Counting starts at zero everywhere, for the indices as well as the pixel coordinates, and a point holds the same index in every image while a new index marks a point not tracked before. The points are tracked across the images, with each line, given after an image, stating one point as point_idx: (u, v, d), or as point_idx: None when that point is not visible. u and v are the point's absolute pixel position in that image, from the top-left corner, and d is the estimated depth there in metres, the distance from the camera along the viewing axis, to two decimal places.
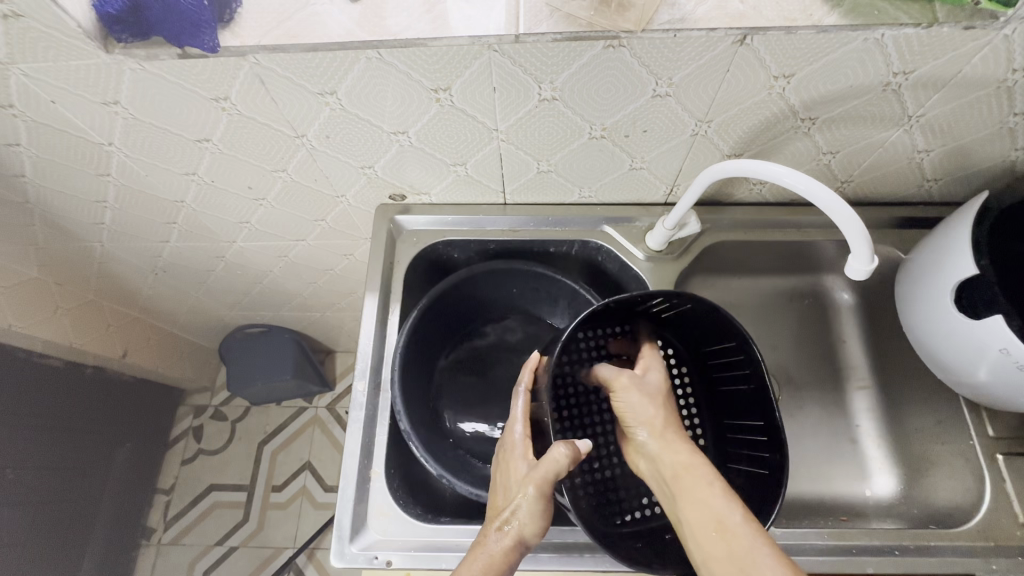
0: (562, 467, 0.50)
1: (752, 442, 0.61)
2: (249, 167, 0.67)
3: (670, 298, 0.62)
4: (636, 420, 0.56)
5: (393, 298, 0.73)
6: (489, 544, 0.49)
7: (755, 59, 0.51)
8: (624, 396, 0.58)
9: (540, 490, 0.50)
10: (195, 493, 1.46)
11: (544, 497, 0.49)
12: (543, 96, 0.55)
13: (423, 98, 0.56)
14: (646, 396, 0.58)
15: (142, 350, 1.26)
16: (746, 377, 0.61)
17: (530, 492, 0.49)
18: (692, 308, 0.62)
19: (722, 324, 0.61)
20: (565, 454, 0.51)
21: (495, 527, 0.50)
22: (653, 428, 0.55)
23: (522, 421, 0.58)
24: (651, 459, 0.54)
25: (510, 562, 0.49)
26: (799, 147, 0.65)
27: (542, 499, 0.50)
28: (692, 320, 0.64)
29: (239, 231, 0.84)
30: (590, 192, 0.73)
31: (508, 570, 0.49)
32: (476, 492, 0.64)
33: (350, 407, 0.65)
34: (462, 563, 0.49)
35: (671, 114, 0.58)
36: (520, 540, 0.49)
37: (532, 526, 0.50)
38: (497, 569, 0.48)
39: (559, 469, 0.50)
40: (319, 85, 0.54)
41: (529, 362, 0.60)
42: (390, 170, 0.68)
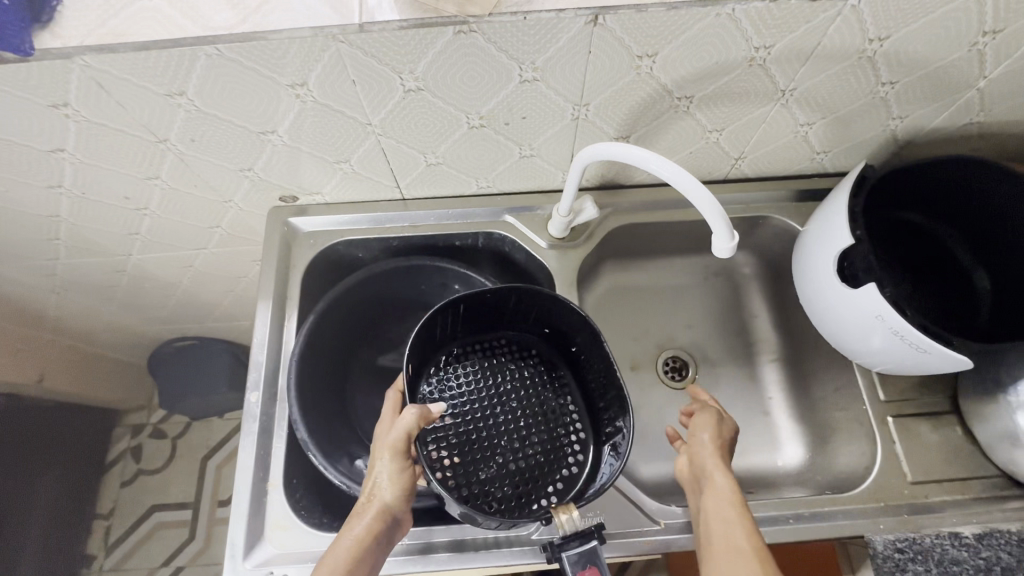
0: (410, 424, 0.55)
1: (616, 413, 0.62)
2: (117, 176, 0.63)
3: (515, 293, 0.64)
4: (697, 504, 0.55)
5: (289, 303, 0.70)
6: (354, 525, 0.52)
7: (613, 40, 0.50)
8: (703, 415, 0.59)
9: (394, 454, 0.55)
10: (138, 514, 1.41)
11: (397, 457, 0.55)
12: (407, 87, 0.53)
13: (283, 96, 0.53)
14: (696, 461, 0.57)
15: (61, 374, 1.20)
16: (591, 352, 0.64)
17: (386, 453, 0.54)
18: (535, 300, 0.65)
19: (564, 308, 0.64)
20: (413, 413, 0.55)
21: (360, 506, 0.54)
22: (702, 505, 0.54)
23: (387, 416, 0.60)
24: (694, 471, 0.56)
25: (377, 535, 0.53)
26: (684, 126, 0.64)
27: (397, 458, 0.55)
28: (540, 314, 0.67)
29: (132, 243, 0.80)
30: (487, 183, 0.72)
31: (375, 545, 0.52)
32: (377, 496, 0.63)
33: (243, 419, 0.63)
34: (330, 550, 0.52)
35: (545, 98, 0.57)
36: (384, 510, 0.54)
37: (393, 493, 0.54)
38: (363, 546, 0.51)
39: (410, 428, 0.55)
40: (164, 86, 0.51)
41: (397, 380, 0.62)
42: (272, 171, 0.66)
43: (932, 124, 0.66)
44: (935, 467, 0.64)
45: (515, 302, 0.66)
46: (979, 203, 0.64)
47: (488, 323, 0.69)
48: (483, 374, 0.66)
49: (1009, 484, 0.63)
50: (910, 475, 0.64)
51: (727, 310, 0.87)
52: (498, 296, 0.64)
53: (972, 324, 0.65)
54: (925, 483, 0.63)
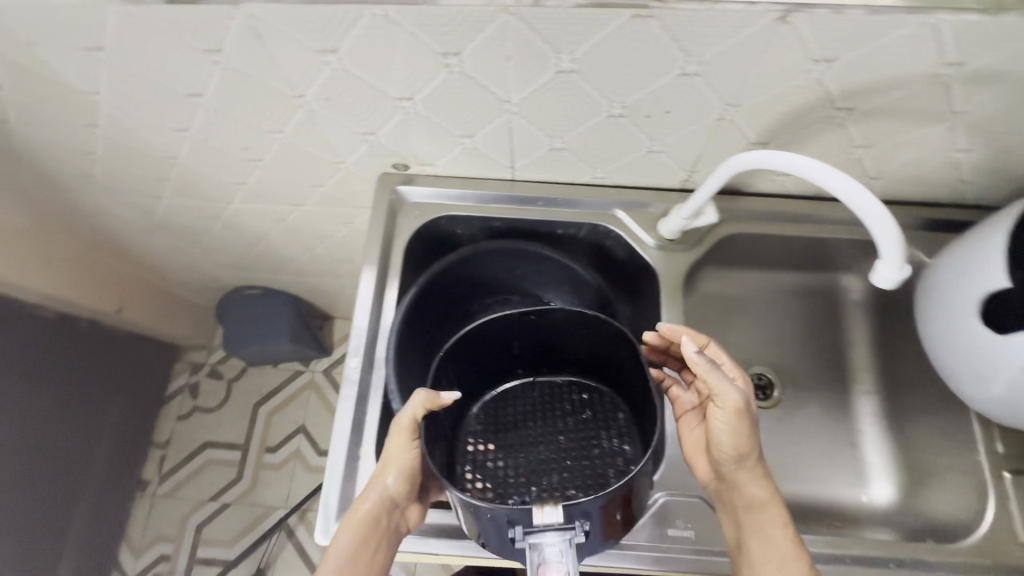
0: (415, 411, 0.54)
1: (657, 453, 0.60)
2: (243, 126, 0.63)
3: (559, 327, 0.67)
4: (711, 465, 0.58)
5: (391, 273, 0.70)
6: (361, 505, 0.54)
7: (795, 40, 0.47)
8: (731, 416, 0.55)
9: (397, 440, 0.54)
10: (190, 449, 1.47)
11: (402, 439, 0.54)
12: (561, 67, 0.51)
13: (432, 64, 0.51)
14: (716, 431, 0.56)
15: (139, 304, 1.25)
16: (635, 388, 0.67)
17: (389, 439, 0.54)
18: (579, 335, 0.67)
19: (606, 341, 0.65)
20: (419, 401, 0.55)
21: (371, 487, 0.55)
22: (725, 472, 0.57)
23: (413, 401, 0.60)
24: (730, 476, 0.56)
25: (376, 518, 0.53)
26: (832, 139, 0.60)
27: (404, 442, 0.54)
28: (594, 353, 0.69)
29: (235, 191, 0.80)
30: (603, 173, 0.69)
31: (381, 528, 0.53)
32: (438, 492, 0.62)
33: (342, 383, 0.63)
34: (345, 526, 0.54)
35: (698, 94, 0.54)
36: (385, 495, 0.54)
37: (398, 481, 0.54)
38: (370, 527, 0.53)
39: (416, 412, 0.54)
40: (318, 42, 0.50)
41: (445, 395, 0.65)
42: (393, 137, 0.64)
43: None
44: None
45: (564, 337, 0.68)
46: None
47: (553, 361, 0.72)
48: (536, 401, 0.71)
49: None
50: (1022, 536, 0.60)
51: (823, 333, 0.83)
52: (541, 323, 0.67)
53: None
54: None
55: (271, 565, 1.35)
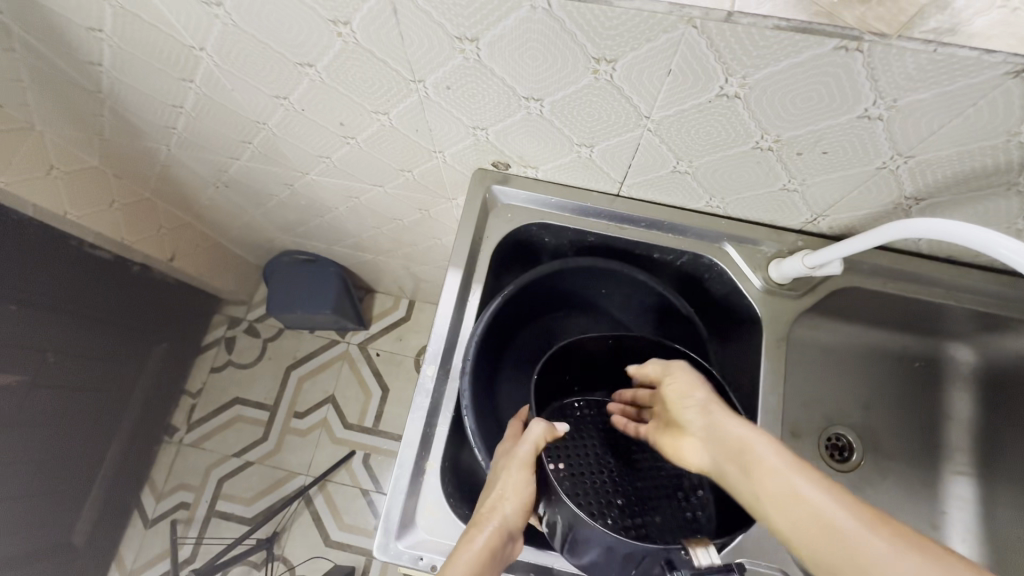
0: (540, 437, 0.53)
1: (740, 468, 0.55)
2: (346, 103, 0.59)
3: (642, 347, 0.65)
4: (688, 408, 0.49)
5: (475, 278, 0.65)
6: (473, 537, 0.49)
7: (1017, 97, 0.40)
8: (681, 381, 0.52)
9: (521, 465, 0.52)
10: (220, 402, 1.48)
11: (525, 468, 0.52)
12: (724, 91, 0.45)
13: (579, 67, 0.46)
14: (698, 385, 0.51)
15: (190, 258, 1.24)
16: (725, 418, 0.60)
17: (515, 463, 0.52)
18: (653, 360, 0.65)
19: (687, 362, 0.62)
20: (541, 426, 0.54)
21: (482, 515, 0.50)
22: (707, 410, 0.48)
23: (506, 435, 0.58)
24: (713, 439, 0.45)
25: (493, 554, 0.48)
26: (1000, 205, 0.53)
27: (525, 471, 0.52)
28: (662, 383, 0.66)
29: (316, 165, 0.77)
30: (719, 203, 0.63)
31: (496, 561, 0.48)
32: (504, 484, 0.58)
33: (415, 391, 0.60)
34: (451, 561, 0.48)
35: (870, 140, 0.47)
36: (504, 526, 0.50)
37: (516, 510, 0.51)
38: (487, 559, 0.48)
39: (538, 441, 0.53)
40: (459, 28, 0.44)
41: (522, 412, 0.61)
42: (504, 135, 0.59)
43: None
44: None
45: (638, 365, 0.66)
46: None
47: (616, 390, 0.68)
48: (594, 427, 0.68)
49: None
50: None
51: (916, 401, 0.77)
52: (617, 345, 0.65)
53: None
54: None
55: (286, 530, 1.35)
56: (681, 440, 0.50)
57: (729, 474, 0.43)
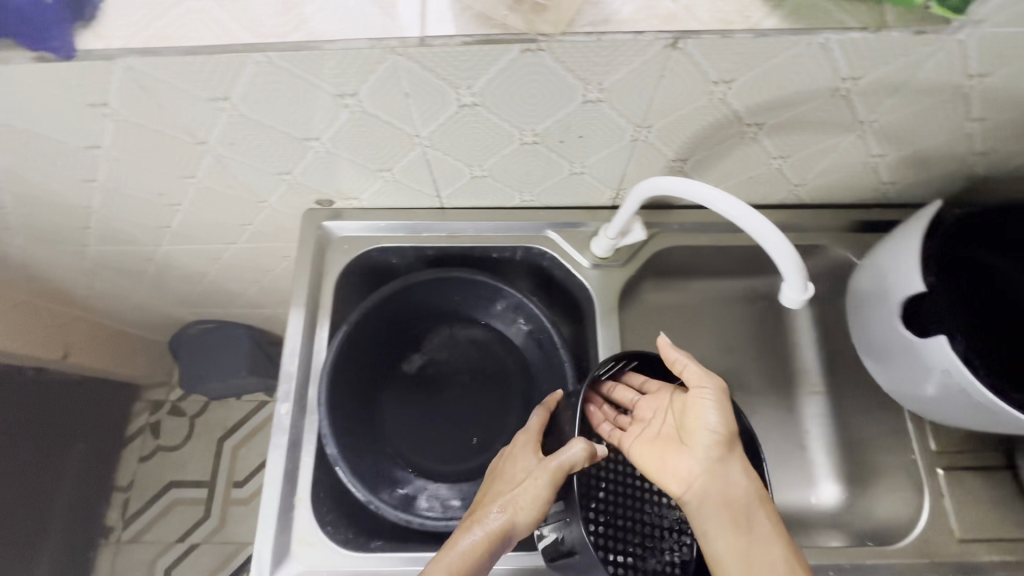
0: (580, 459, 0.53)
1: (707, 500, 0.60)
2: (151, 173, 0.61)
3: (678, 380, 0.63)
4: (709, 437, 0.52)
5: (321, 312, 0.68)
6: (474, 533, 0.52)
7: (690, 64, 0.46)
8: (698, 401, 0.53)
9: (551, 479, 0.53)
10: (154, 490, 1.42)
11: (553, 485, 0.53)
12: (462, 102, 0.50)
13: (330, 105, 0.50)
14: (723, 413, 0.52)
15: (86, 350, 1.19)
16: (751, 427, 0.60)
17: (546, 477, 0.53)
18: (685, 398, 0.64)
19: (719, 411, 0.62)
20: (582, 448, 0.54)
21: (495, 510, 0.53)
22: (721, 446, 0.52)
23: (533, 434, 0.61)
24: (712, 483, 0.51)
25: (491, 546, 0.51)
26: (750, 151, 0.60)
27: (553, 487, 0.53)
28: None
29: (162, 235, 0.78)
30: (531, 197, 0.69)
31: (487, 557, 0.51)
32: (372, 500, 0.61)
33: (273, 431, 0.62)
34: (442, 554, 0.51)
35: (607, 119, 0.53)
36: (510, 528, 0.52)
37: (527, 516, 0.53)
38: (481, 554, 0.51)
39: (575, 462, 0.54)
40: (207, 90, 0.48)
41: (549, 399, 0.64)
42: (310, 174, 0.63)
43: (1016, 162, 0.62)
44: (984, 525, 0.61)
45: None
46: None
47: None
48: (474, 427, 0.72)
49: None
50: (958, 531, 0.60)
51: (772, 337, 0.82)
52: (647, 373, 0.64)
53: None
54: (975, 541, 0.60)
55: None
56: (676, 454, 0.54)
57: (719, 518, 0.51)
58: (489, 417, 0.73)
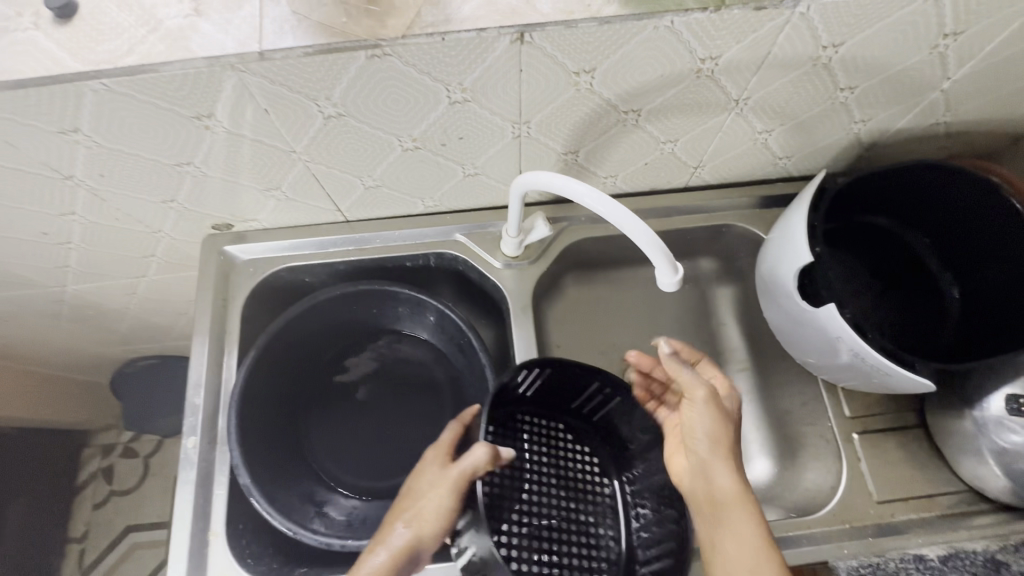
0: (478, 465, 0.50)
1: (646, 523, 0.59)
2: (26, 213, 0.59)
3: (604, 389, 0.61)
4: (699, 438, 0.52)
5: (229, 338, 0.67)
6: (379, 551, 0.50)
7: (544, 57, 0.46)
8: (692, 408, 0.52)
9: (451, 489, 0.51)
10: (110, 537, 1.34)
11: (453, 495, 0.50)
12: (326, 113, 0.49)
13: (189, 127, 0.49)
14: (709, 417, 0.51)
15: (17, 402, 1.12)
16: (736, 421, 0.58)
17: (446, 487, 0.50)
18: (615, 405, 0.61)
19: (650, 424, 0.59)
20: (481, 453, 0.51)
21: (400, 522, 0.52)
22: (716, 448, 0.51)
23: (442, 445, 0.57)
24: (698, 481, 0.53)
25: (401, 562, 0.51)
26: (637, 138, 0.61)
27: (454, 496, 0.51)
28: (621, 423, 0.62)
29: (63, 274, 0.75)
30: (433, 202, 0.68)
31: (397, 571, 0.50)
32: (291, 527, 0.59)
33: (181, 467, 0.60)
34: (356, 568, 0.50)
35: (481, 118, 0.53)
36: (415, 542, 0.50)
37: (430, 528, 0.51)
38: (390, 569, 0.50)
39: (476, 468, 0.51)
40: (54, 124, 0.46)
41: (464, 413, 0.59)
42: (197, 200, 0.61)
43: (895, 126, 0.63)
44: (900, 484, 0.62)
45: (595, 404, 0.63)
46: (960, 223, 0.64)
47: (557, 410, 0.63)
48: (400, 439, 0.71)
49: (977, 498, 0.62)
50: (876, 494, 0.62)
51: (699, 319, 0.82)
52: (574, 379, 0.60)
53: (937, 340, 0.65)
54: (891, 502, 0.61)
55: None
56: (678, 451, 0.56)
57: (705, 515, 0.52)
58: (417, 432, 0.71)
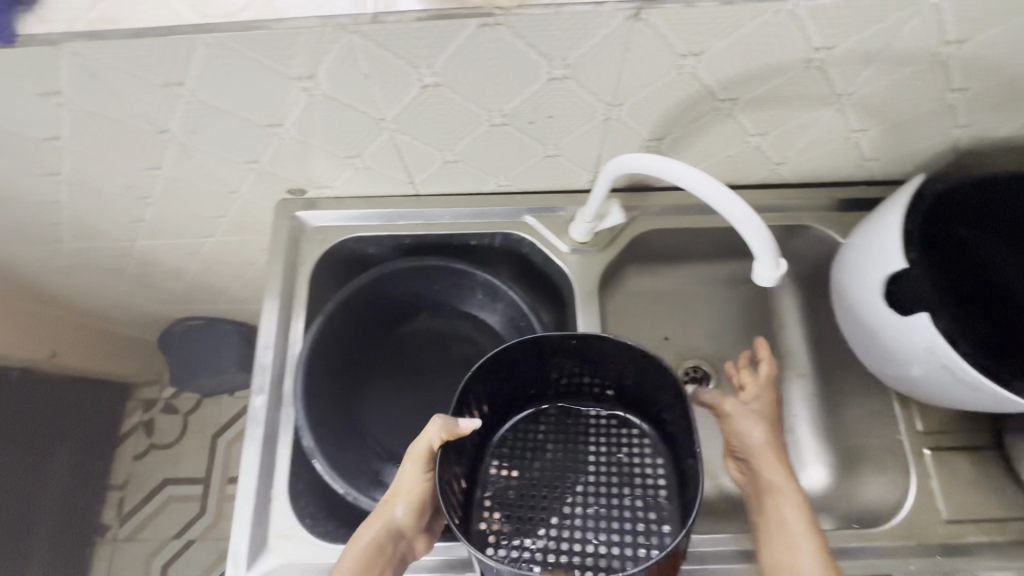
0: (433, 437, 0.49)
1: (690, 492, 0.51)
2: (116, 165, 0.60)
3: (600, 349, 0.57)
4: (754, 438, 0.55)
5: (297, 303, 0.67)
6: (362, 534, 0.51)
7: (655, 37, 0.45)
8: (741, 418, 0.56)
9: (416, 463, 0.50)
10: (148, 488, 1.37)
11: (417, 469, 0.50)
12: (424, 82, 0.49)
13: (288, 89, 0.49)
14: (753, 420, 0.56)
15: (75, 349, 1.18)
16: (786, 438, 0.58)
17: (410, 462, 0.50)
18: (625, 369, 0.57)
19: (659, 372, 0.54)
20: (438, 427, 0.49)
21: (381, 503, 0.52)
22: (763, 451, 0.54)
23: None
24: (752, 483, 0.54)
25: (382, 546, 0.51)
26: (726, 129, 0.59)
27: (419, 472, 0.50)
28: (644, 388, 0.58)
29: (136, 229, 0.77)
30: (507, 181, 0.67)
31: (380, 556, 0.51)
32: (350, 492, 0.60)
33: (248, 424, 0.61)
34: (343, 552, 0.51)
35: (576, 98, 0.52)
36: (392, 523, 0.51)
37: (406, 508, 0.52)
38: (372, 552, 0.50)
39: (433, 442, 0.49)
40: (160, 76, 0.47)
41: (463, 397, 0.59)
42: (279, 163, 0.61)
43: (999, 134, 0.60)
44: (971, 504, 0.60)
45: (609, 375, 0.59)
46: None
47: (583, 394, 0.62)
48: None
49: None
50: (945, 513, 0.60)
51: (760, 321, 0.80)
52: (571, 348, 0.57)
53: None
54: (961, 522, 0.59)
55: None
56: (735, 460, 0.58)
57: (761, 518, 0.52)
58: None
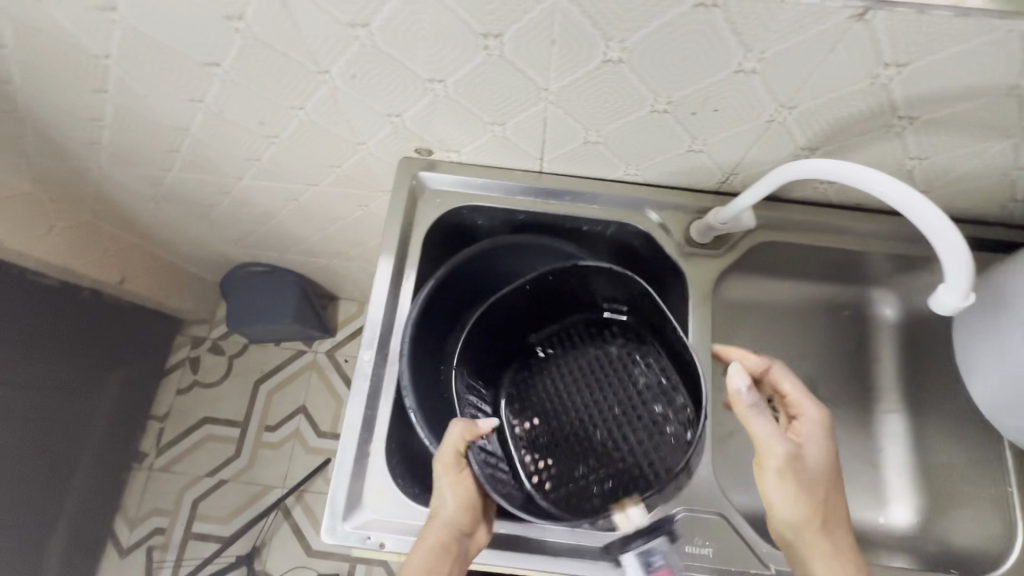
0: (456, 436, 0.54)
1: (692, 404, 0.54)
2: (261, 99, 0.60)
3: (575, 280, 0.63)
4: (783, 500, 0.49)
5: (409, 263, 0.67)
6: (427, 536, 0.52)
7: (868, 41, 0.43)
8: (768, 480, 0.50)
9: (449, 463, 0.54)
10: (187, 424, 1.38)
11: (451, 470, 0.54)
12: (608, 56, 0.48)
13: (469, 43, 0.48)
14: (784, 484, 0.49)
15: (143, 278, 1.18)
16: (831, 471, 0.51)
17: (445, 463, 0.54)
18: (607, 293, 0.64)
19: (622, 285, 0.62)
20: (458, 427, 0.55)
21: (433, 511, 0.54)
22: (803, 515, 0.49)
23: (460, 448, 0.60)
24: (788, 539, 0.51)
25: (446, 551, 0.51)
26: (888, 148, 0.56)
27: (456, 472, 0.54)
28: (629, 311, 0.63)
29: (247, 167, 0.77)
30: (636, 170, 0.66)
31: (449, 556, 0.51)
32: None
33: (354, 377, 0.61)
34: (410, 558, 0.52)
35: (752, 94, 0.50)
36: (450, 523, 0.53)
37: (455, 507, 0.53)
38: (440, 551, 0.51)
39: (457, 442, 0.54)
40: (349, 14, 0.46)
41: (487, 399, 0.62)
42: (419, 120, 0.61)
43: None
44: None
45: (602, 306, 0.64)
46: None
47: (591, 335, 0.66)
48: None
49: None
50: None
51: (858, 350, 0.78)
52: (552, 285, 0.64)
53: None
54: None
55: (265, 544, 1.28)
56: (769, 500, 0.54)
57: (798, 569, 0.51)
58: None
